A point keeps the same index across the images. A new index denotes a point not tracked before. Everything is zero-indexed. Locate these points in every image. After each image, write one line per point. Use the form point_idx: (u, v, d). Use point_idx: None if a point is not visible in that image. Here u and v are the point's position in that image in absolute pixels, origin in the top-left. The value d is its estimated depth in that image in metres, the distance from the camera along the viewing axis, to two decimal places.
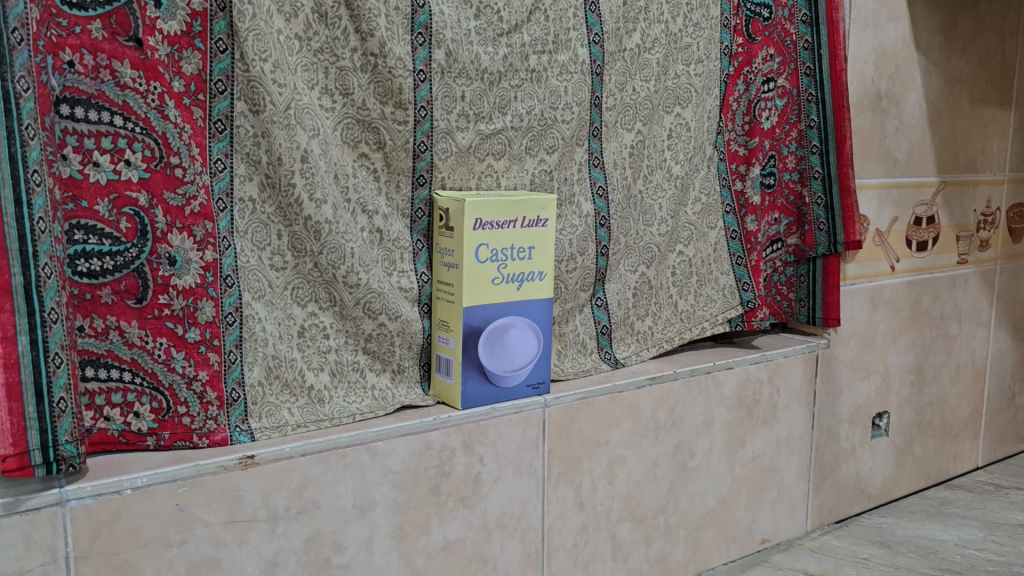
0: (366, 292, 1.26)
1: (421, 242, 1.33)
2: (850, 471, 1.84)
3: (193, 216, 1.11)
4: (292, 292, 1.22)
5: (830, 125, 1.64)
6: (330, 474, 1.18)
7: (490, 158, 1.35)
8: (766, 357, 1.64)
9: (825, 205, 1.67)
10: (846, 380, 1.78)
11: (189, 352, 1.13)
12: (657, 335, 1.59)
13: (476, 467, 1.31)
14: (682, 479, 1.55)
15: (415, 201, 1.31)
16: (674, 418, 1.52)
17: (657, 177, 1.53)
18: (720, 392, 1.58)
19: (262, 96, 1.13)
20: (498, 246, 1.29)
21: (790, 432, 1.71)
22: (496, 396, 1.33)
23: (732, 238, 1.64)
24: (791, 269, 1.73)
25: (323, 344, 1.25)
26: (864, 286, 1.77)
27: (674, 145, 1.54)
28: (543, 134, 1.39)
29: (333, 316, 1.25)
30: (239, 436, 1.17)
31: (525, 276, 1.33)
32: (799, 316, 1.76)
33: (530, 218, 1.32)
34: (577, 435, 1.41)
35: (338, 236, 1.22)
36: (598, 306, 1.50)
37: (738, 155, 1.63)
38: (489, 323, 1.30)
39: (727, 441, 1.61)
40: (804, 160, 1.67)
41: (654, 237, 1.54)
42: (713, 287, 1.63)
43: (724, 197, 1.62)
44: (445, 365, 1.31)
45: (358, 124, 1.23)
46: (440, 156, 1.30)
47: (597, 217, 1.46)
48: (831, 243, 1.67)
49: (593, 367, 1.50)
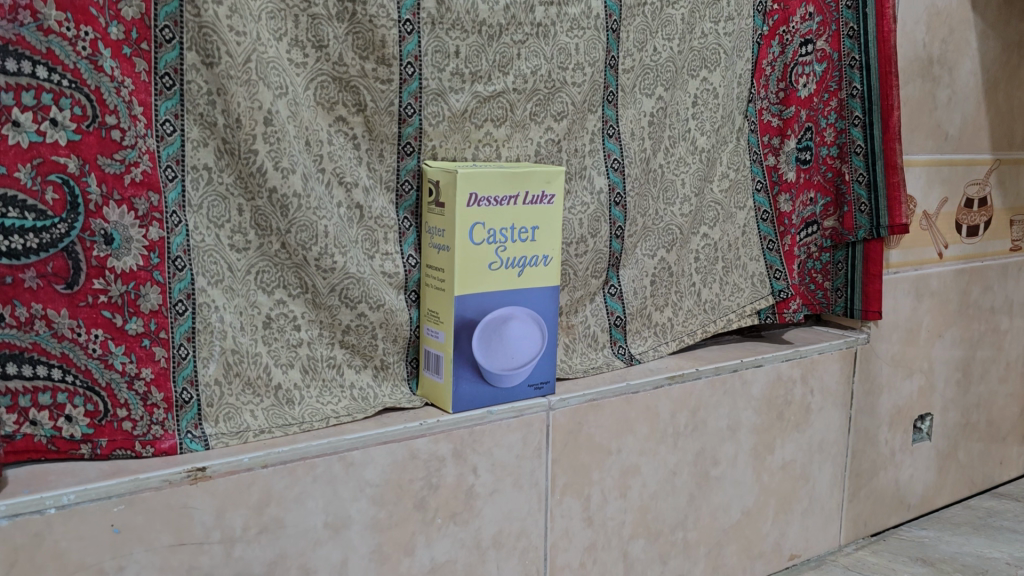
0: (343, 277, 1.09)
1: (409, 221, 1.16)
2: (889, 479, 1.66)
3: (134, 185, 0.95)
4: (255, 277, 1.05)
5: (875, 93, 1.44)
6: (297, 488, 1.02)
7: (489, 125, 1.18)
8: (799, 353, 1.46)
9: (868, 184, 1.48)
10: (886, 379, 1.60)
11: (130, 346, 0.96)
12: (676, 328, 1.41)
13: (468, 479, 1.14)
14: (703, 491, 1.38)
15: (402, 171, 1.13)
16: (695, 422, 1.35)
17: (680, 150, 1.35)
18: (747, 393, 1.40)
19: (216, 46, 0.96)
20: (496, 226, 1.11)
21: (824, 437, 1.53)
22: (493, 397, 1.16)
23: (762, 220, 1.46)
24: (827, 255, 1.55)
25: (293, 336, 1.09)
26: (909, 275, 1.58)
27: (700, 114, 1.36)
28: (550, 98, 1.21)
29: (304, 304, 1.09)
30: (191, 444, 1.00)
31: (528, 260, 1.15)
32: (835, 307, 1.58)
33: (535, 193, 1.14)
34: (585, 442, 1.24)
35: (309, 213, 1.05)
36: (611, 295, 1.33)
37: (771, 126, 1.45)
38: (485, 314, 1.13)
39: (755, 448, 1.43)
40: (845, 133, 1.48)
41: (676, 218, 1.37)
42: (740, 274, 1.45)
43: (754, 174, 1.45)
44: (434, 361, 1.14)
45: (334, 83, 1.06)
46: (430, 121, 1.13)
47: (611, 193, 1.29)
48: (874, 226, 1.48)
49: (605, 364, 1.33)
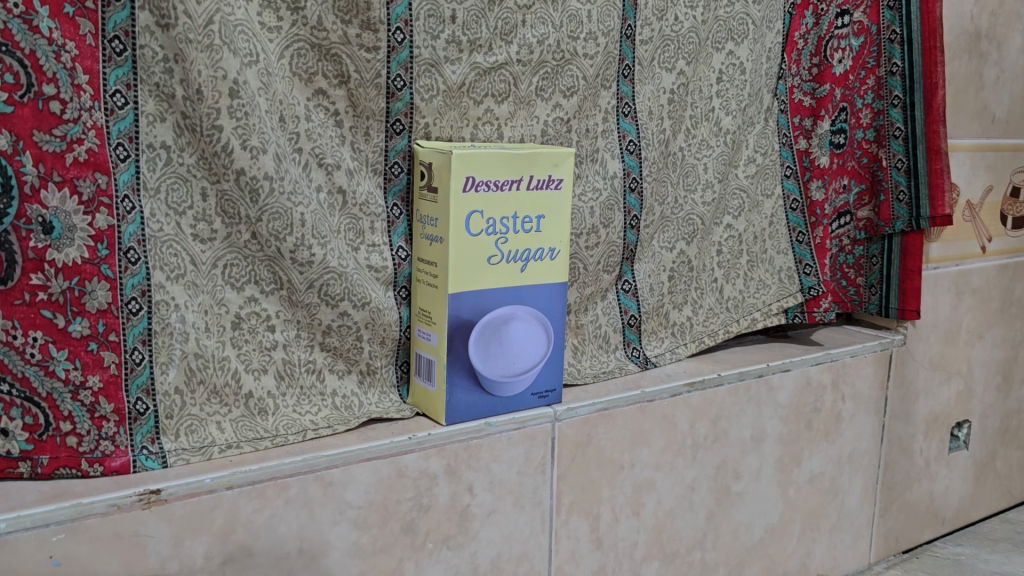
0: (322, 272, 0.96)
1: (398, 208, 1.03)
2: (923, 492, 1.53)
3: (77, 165, 0.82)
4: (223, 272, 0.93)
5: (918, 71, 1.31)
6: (267, 512, 0.90)
7: (489, 100, 1.05)
8: (830, 357, 1.33)
9: (907, 170, 1.34)
10: (922, 385, 1.47)
11: (75, 351, 0.84)
12: (696, 328, 1.28)
13: (463, 499, 1.02)
14: (723, 507, 1.26)
15: (390, 152, 1.00)
16: (716, 432, 1.22)
17: (702, 131, 1.22)
18: (774, 400, 1.27)
19: (172, 4, 0.83)
20: (496, 215, 0.98)
21: (856, 447, 1.40)
22: (492, 407, 1.04)
23: (791, 209, 1.33)
24: (860, 248, 1.42)
25: (266, 338, 0.96)
26: (950, 271, 1.45)
27: (725, 91, 1.22)
28: (559, 72, 1.08)
29: (279, 302, 0.96)
30: (147, 462, 0.88)
31: (532, 253, 1.02)
32: (868, 306, 1.45)
33: (540, 178, 1.01)
34: (594, 455, 1.11)
35: (283, 198, 0.92)
36: (625, 292, 1.21)
37: (802, 106, 1.32)
38: (483, 315, 1.00)
39: (780, 460, 1.31)
40: (883, 114, 1.34)
41: (697, 207, 1.24)
42: (767, 269, 1.32)
43: (783, 158, 1.31)
44: (426, 367, 1.02)
45: (312, 50, 0.93)
46: (422, 95, 1.00)
47: (626, 178, 1.16)
48: (912, 217, 1.35)
49: (617, 368, 1.20)
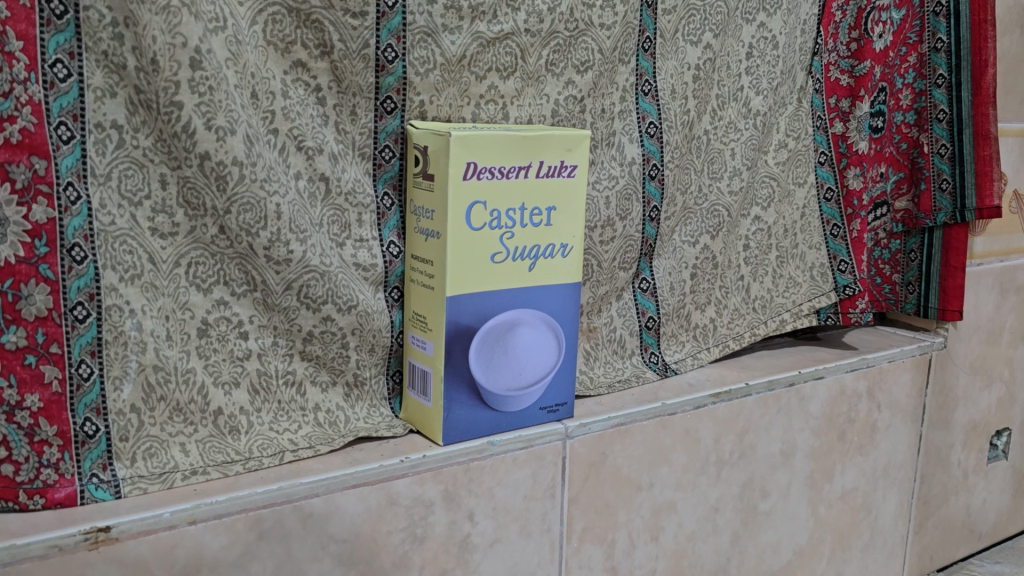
0: (301, 271, 0.84)
1: (390, 198, 0.90)
2: (959, 506, 1.42)
3: (9, 148, 0.69)
4: (187, 272, 0.81)
5: (965, 47, 1.18)
6: (236, 549, 0.78)
7: (494, 76, 0.92)
8: (866, 362, 1.21)
9: (951, 157, 1.22)
10: (962, 391, 1.35)
11: (9, 365, 0.72)
12: (720, 330, 1.16)
13: (463, 528, 0.90)
14: (750, 529, 1.14)
15: (380, 134, 0.88)
16: (743, 447, 1.10)
17: (730, 112, 1.09)
18: (806, 410, 1.15)
19: None
20: (501, 206, 0.86)
21: (891, 459, 1.29)
22: (496, 424, 0.91)
23: (825, 199, 1.20)
24: (897, 242, 1.30)
25: (238, 347, 0.84)
26: (995, 267, 1.33)
27: (755, 68, 1.10)
28: (572, 44, 0.96)
29: (252, 305, 0.84)
30: (97, 493, 0.76)
31: (541, 250, 0.90)
32: (905, 305, 1.33)
33: (551, 164, 0.88)
34: (610, 476, 0.99)
35: (255, 186, 0.80)
36: (642, 291, 1.09)
37: (839, 85, 1.19)
38: (486, 321, 0.88)
39: (811, 476, 1.19)
40: (925, 95, 1.23)
41: (723, 196, 1.11)
42: (798, 266, 1.19)
43: (817, 143, 1.18)
44: (421, 379, 0.89)
45: (289, 15, 0.80)
46: (417, 68, 0.87)
47: (646, 165, 1.04)
48: (956, 208, 1.23)
49: (633, 376, 1.08)
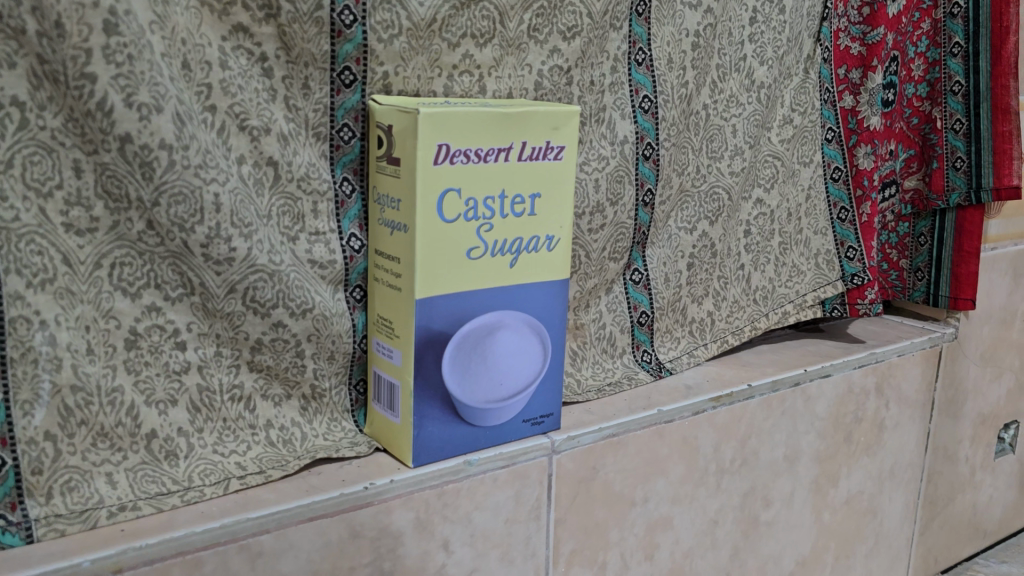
0: (246, 271, 0.73)
1: (349, 184, 0.78)
2: (965, 504, 1.34)
3: None
4: (111, 274, 0.69)
5: (985, 12, 1.08)
6: None
7: (469, 43, 0.80)
8: (875, 357, 1.12)
9: (966, 133, 1.12)
10: (972, 384, 1.27)
11: None
12: (719, 325, 1.05)
13: (437, 559, 0.80)
14: (751, 541, 1.04)
15: (338, 111, 0.76)
16: (745, 454, 1.00)
17: (731, 84, 0.98)
18: (811, 412, 1.06)
19: None
20: (478, 194, 0.74)
21: (897, 459, 1.20)
22: (473, 441, 0.81)
23: (832, 180, 1.09)
24: (906, 225, 1.21)
25: (174, 359, 0.73)
26: (1010, 251, 1.24)
27: (759, 35, 0.99)
28: (557, 7, 0.84)
29: (189, 311, 0.72)
30: (3, 538, 0.65)
31: (524, 244, 0.79)
32: (913, 293, 1.23)
33: (535, 145, 0.76)
34: (601, 493, 0.89)
35: (189, 174, 0.68)
36: (634, 283, 0.98)
37: (850, 54, 1.08)
38: (462, 326, 0.77)
39: (816, 481, 1.10)
40: (939, 65, 1.13)
41: (723, 177, 1.01)
42: (802, 253, 1.09)
43: (825, 119, 1.07)
44: (387, 392, 0.78)
45: None
46: (379, 34, 0.75)
47: (639, 143, 0.92)
48: (971, 188, 1.13)
49: (624, 379, 0.98)
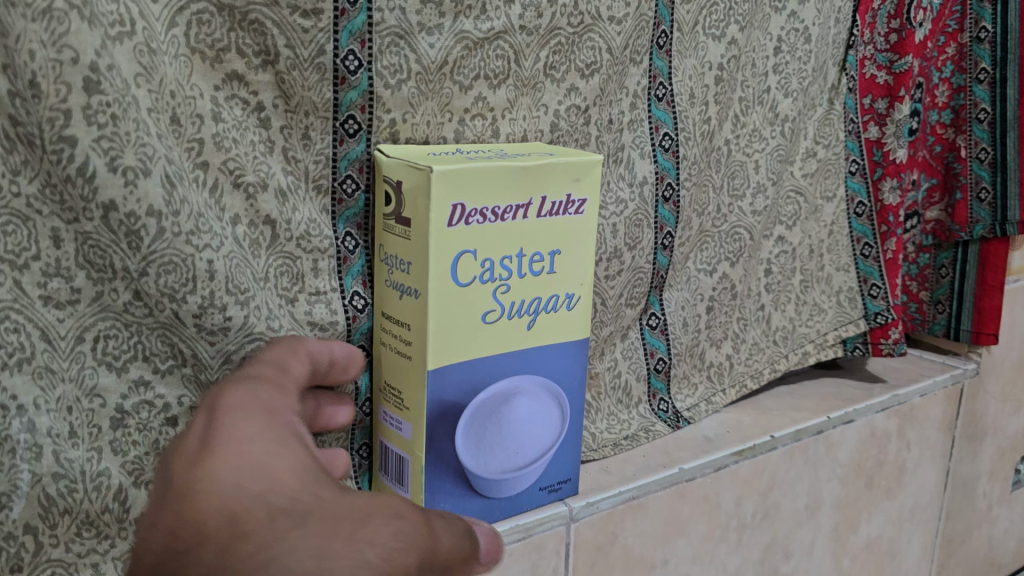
0: (242, 340, 0.66)
1: (353, 239, 0.72)
2: (981, 540, 1.29)
3: None
4: (95, 350, 0.62)
5: (1013, 37, 1.02)
6: None
7: (482, 84, 0.74)
8: (897, 399, 1.07)
9: (992, 162, 1.07)
10: (991, 420, 1.22)
11: None
12: (738, 368, 1.00)
13: None
14: None
15: (341, 162, 0.69)
16: (767, 507, 0.96)
17: (754, 118, 0.93)
18: (833, 459, 1.01)
19: None
20: (495, 255, 0.68)
21: (917, 500, 1.15)
22: (488, 513, 0.75)
23: (855, 215, 1.04)
24: (926, 256, 1.16)
25: (165, 437, 0.66)
26: None
27: (784, 65, 0.93)
28: (575, 42, 0.78)
29: (181, 384, 0.66)
30: None
31: (542, 304, 0.73)
32: (933, 326, 1.19)
33: (555, 200, 0.71)
34: (619, 558, 0.84)
35: (181, 243, 0.62)
36: (651, 328, 0.92)
37: (876, 83, 1.02)
38: (477, 395, 0.71)
39: (836, 529, 1.05)
40: (964, 92, 1.07)
41: (745, 216, 0.95)
42: (823, 290, 1.05)
43: (848, 150, 1.02)
44: (396, 465, 0.73)
45: (219, 15, 0.61)
46: (385, 78, 0.69)
47: (658, 184, 0.87)
48: (996, 221, 1.08)
49: (641, 431, 0.91)
